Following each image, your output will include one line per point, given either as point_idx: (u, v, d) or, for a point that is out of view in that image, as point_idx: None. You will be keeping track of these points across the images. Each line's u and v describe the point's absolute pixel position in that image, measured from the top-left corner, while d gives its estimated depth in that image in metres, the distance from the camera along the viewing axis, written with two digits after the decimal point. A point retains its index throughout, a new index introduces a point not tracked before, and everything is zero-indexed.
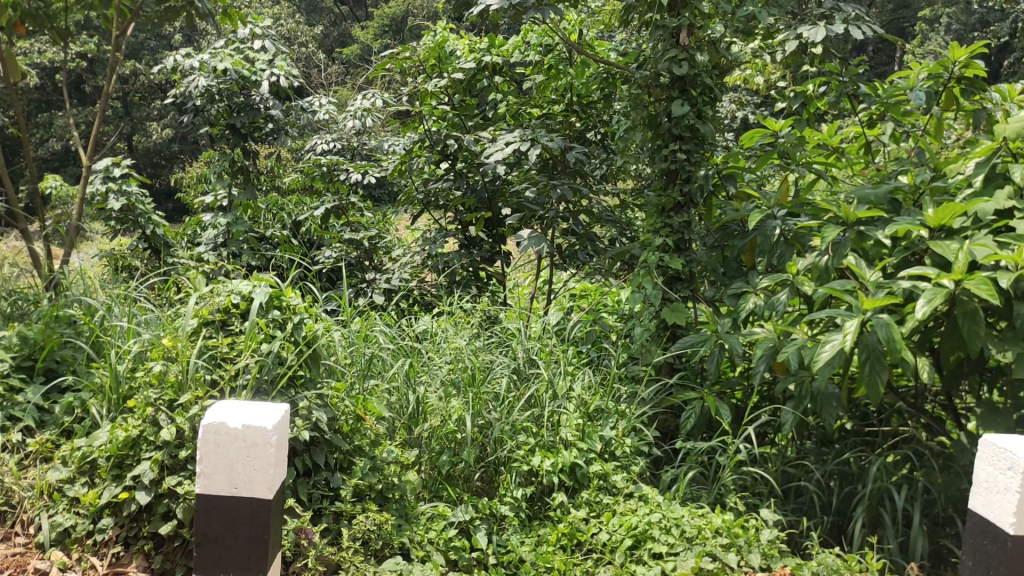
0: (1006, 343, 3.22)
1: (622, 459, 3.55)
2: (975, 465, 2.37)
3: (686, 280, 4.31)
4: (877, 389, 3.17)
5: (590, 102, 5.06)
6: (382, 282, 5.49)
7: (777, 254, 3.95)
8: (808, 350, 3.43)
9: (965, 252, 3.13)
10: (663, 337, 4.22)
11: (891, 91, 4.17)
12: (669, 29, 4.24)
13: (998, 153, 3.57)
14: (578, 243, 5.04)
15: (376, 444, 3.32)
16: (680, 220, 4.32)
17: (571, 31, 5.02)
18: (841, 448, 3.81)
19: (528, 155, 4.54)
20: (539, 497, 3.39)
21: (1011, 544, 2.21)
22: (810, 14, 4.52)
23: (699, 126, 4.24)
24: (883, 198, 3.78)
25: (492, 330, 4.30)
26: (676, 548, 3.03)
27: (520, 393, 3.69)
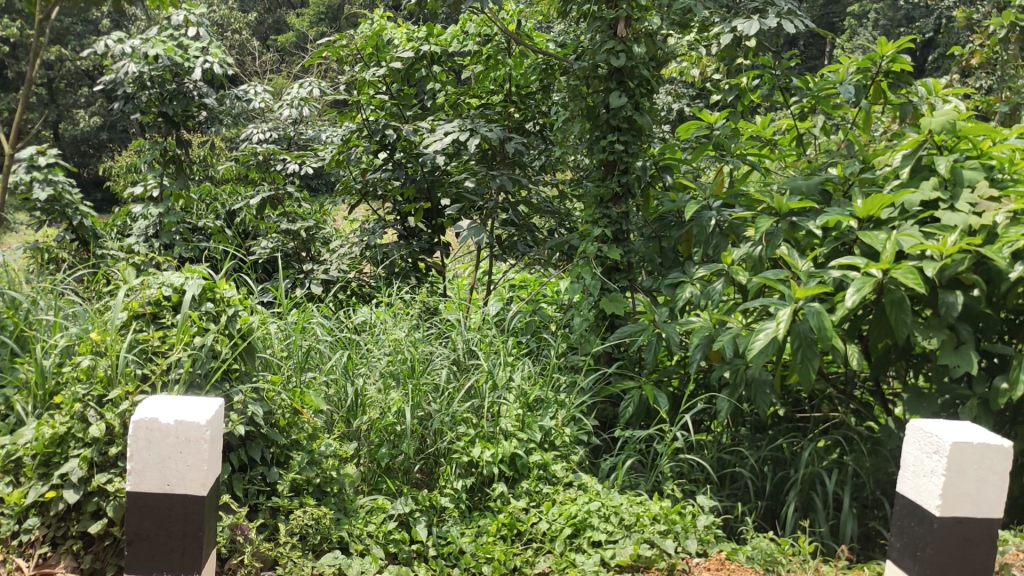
0: (931, 330, 3.32)
1: (562, 449, 3.60)
2: (903, 450, 2.44)
3: (624, 270, 4.37)
4: (809, 375, 3.27)
5: (529, 92, 5.08)
6: (319, 273, 5.42)
7: (712, 244, 4.03)
8: (742, 339, 3.50)
9: (892, 242, 3.22)
10: (602, 327, 4.26)
11: (821, 84, 4.26)
12: (607, 21, 4.27)
13: (924, 146, 3.70)
14: (517, 234, 5.04)
15: (313, 437, 3.25)
16: (619, 210, 4.35)
17: (510, 21, 5.00)
18: (774, 435, 3.89)
19: (469, 145, 4.51)
20: (479, 488, 3.39)
21: (937, 526, 2.28)
22: (744, 8, 4.59)
23: (636, 118, 4.28)
24: (815, 189, 3.90)
25: (432, 321, 4.27)
26: (615, 536, 3.09)
27: (461, 384, 3.68)
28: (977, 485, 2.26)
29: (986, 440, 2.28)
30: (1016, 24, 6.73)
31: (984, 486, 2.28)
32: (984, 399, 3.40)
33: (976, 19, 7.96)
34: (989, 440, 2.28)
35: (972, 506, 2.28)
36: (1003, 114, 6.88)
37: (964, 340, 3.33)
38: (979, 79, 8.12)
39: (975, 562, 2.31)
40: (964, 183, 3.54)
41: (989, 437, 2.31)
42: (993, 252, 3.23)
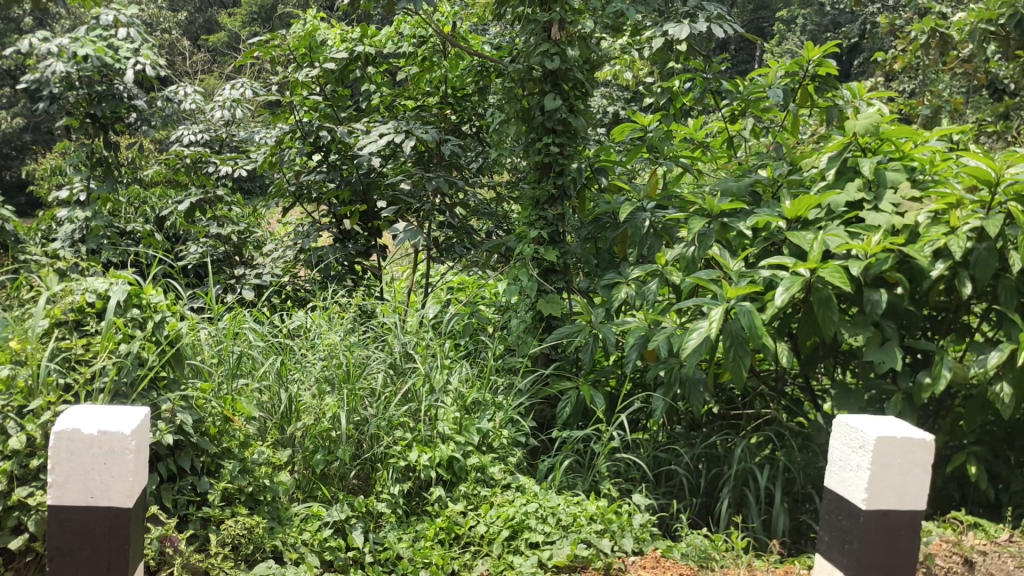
0: (857, 327, 3.41)
1: (500, 451, 3.61)
2: (831, 445, 2.50)
3: (561, 272, 4.41)
4: (740, 373, 3.33)
5: (465, 95, 5.07)
6: (251, 277, 5.31)
7: (646, 244, 4.09)
8: (676, 338, 3.55)
9: (819, 243, 3.31)
10: (539, 329, 4.28)
11: (750, 88, 4.37)
12: (541, 24, 4.28)
13: (849, 148, 3.82)
14: (455, 236, 5.01)
15: (245, 446, 3.17)
16: (554, 212, 4.38)
17: (445, 22, 4.98)
18: (708, 432, 3.95)
19: (403, 147, 4.50)
20: (416, 493, 3.36)
21: (863, 519, 2.34)
22: (675, 12, 4.66)
23: (571, 120, 4.31)
24: (744, 190, 3.99)
25: (368, 325, 4.22)
26: (553, 537, 3.10)
27: (397, 387, 3.64)
28: (901, 479, 2.33)
29: (909, 434, 2.35)
30: (936, 30, 6.96)
31: (908, 480, 2.34)
32: (908, 394, 3.52)
33: (898, 25, 8.23)
34: (911, 434, 2.34)
35: (897, 500, 2.34)
36: (924, 116, 7.12)
37: (888, 337, 3.44)
38: (901, 83, 8.39)
39: (901, 554, 2.37)
40: (887, 184, 3.66)
41: (912, 431, 2.37)
42: (915, 251, 3.35)
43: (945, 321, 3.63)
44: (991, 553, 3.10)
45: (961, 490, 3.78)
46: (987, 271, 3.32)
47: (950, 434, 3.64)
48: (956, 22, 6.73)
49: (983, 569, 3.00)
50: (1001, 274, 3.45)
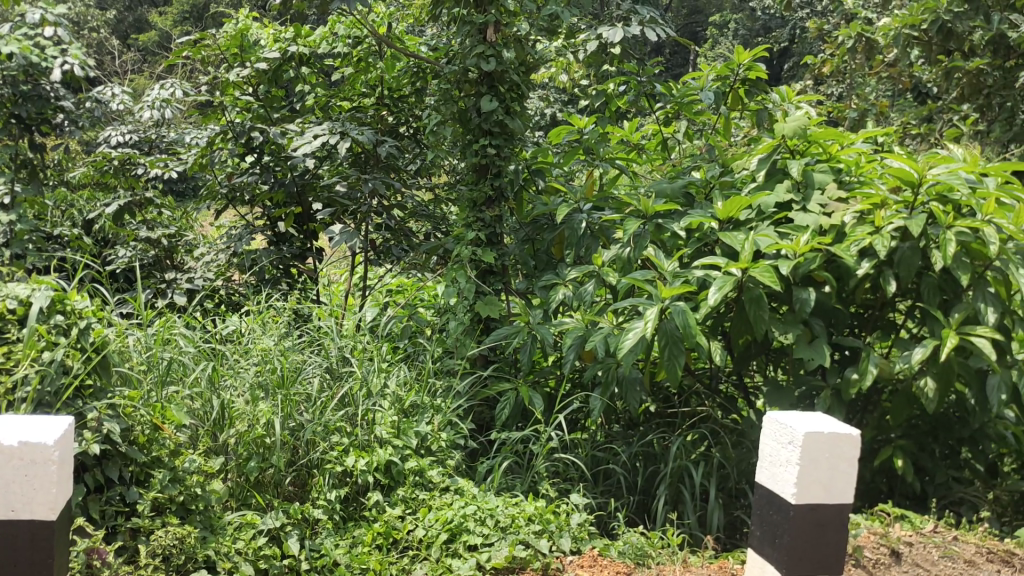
0: (787, 326, 3.51)
1: (438, 454, 3.61)
2: (761, 441, 2.56)
3: (499, 273, 4.39)
4: (675, 372, 3.38)
5: (401, 96, 5.03)
6: (183, 282, 5.21)
7: (584, 245, 4.14)
8: (613, 338, 3.60)
9: (751, 243, 3.38)
10: (477, 331, 4.28)
11: (683, 91, 4.45)
12: (477, 26, 4.29)
13: (778, 150, 3.91)
14: (393, 238, 4.98)
15: (175, 454, 3.10)
16: (491, 213, 4.38)
17: (380, 23, 4.94)
18: (645, 431, 4.00)
19: (339, 149, 4.45)
20: (354, 498, 3.33)
21: (793, 514, 2.40)
22: (609, 17, 4.74)
23: (508, 122, 4.31)
24: (678, 192, 4.06)
25: (303, 329, 4.16)
26: (491, 539, 3.10)
27: (334, 392, 3.60)
28: (829, 473, 2.38)
29: (836, 429, 2.40)
30: (862, 35, 7.16)
31: (836, 474, 2.39)
32: (837, 390, 3.61)
33: (825, 30, 8.45)
34: (838, 429, 2.39)
35: (825, 494, 2.40)
36: (850, 118, 7.33)
37: (817, 335, 3.53)
38: (829, 87, 8.65)
39: (830, 547, 2.43)
40: (815, 185, 3.77)
41: (839, 427, 2.42)
42: (841, 251, 3.46)
43: (871, 318, 3.74)
44: (917, 543, 3.20)
45: (888, 483, 3.91)
46: (910, 270, 3.43)
47: (877, 428, 3.75)
48: (880, 27, 6.95)
49: (908, 559, 3.10)
50: (924, 272, 3.56)
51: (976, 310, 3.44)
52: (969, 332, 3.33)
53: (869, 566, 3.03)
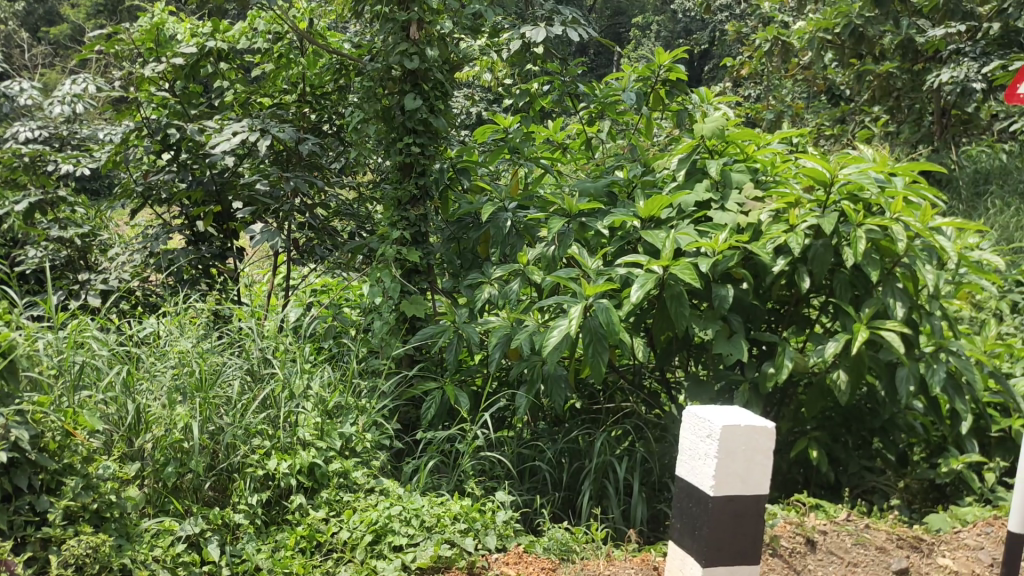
0: (707, 322, 3.59)
1: (363, 455, 3.58)
2: (681, 435, 2.61)
3: (424, 272, 4.38)
4: (599, 368, 3.43)
5: (324, 93, 4.99)
6: (97, 283, 5.04)
7: (509, 244, 4.16)
8: (538, 336, 3.64)
9: (672, 241, 3.45)
10: (403, 330, 4.25)
11: (606, 91, 4.54)
12: (399, 23, 4.24)
13: (697, 150, 4.00)
14: (316, 237, 4.91)
15: (88, 461, 2.95)
16: (416, 212, 4.35)
17: (301, 19, 4.84)
18: (570, 427, 4.04)
19: (259, 148, 4.38)
20: (276, 501, 3.28)
21: (712, 505, 2.45)
22: (533, 16, 4.78)
23: (431, 120, 4.29)
24: (601, 191, 4.12)
25: (224, 330, 4.07)
26: (416, 539, 3.08)
27: (255, 394, 3.53)
28: (745, 465, 2.44)
29: (751, 422, 2.46)
30: (778, 39, 7.38)
31: (752, 466, 2.46)
32: (754, 383, 3.72)
33: (743, 33, 8.68)
34: (754, 422, 2.46)
35: (742, 486, 2.46)
36: (767, 119, 7.53)
37: (735, 330, 3.63)
38: (746, 89, 8.89)
39: (746, 537, 2.50)
40: (733, 184, 3.87)
41: (755, 419, 2.49)
42: (758, 248, 3.55)
43: (786, 314, 3.85)
44: (830, 531, 3.29)
45: (805, 474, 4.03)
46: (824, 266, 3.54)
47: (794, 420, 3.87)
48: (795, 31, 7.16)
49: (823, 547, 3.19)
50: (836, 269, 3.69)
51: (886, 304, 3.57)
52: (879, 327, 3.46)
53: (786, 555, 3.11)
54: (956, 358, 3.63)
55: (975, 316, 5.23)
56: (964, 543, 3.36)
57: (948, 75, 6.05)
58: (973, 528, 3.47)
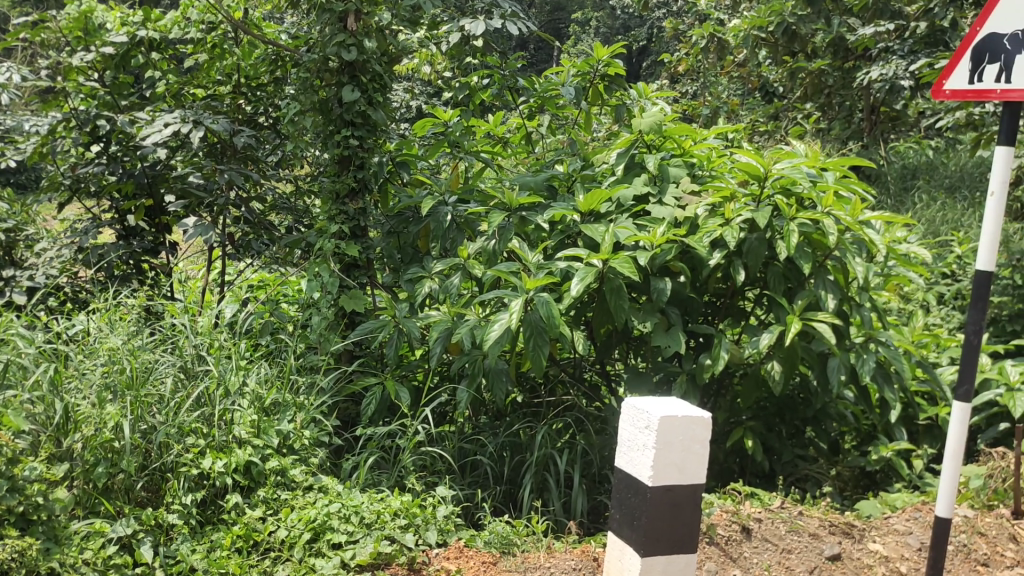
0: (646, 315, 3.63)
1: (301, 452, 3.52)
2: (620, 426, 2.62)
3: (363, 266, 4.33)
4: (540, 362, 3.44)
5: (260, 84, 4.91)
6: (22, 279, 4.67)
7: (449, 238, 4.19)
8: (479, 330, 3.63)
9: (611, 235, 3.47)
10: (341, 325, 4.20)
11: (545, 85, 4.53)
12: (337, 14, 4.17)
13: (635, 145, 4.03)
14: (252, 232, 4.84)
15: (14, 462, 2.82)
16: (355, 206, 4.28)
17: (235, 9, 4.75)
18: (511, 421, 4.05)
19: (192, 139, 4.27)
20: (211, 500, 3.21)
21: (650, 495, 2.47)
22: (471, 10, 4.75)
23: (370, 112, 4.22)
24: (541, 185, 4.13)
25: (156, 326, 3.95)
26: (355, 536, 3.06)
27: (188, 392, 3.44)
28: (682, 455, 2.47)
29: (689, 412, 2.48)
30: (714, 36, 7.49)
31: (688, 455, 2.49)
32: (691, 375, 3.78)
33: (680, 30, 8.79)
34: (691, 412, 2.48)
35: (680, 475, 2.49)
36: (703, 115, 7.64)
37: (673, 323, 3.67)
38: (683, 85, 9.01)
39: (684, 526, 2.53)
40: (670, 179, 3.94)
41: (692, 409, 2.51)
42: (694, 242, 3.60)
43: (723, 306, 3.93)
44: (766, 519, 3.36)
45: (741, 464, 4.11)
46: (758, 259, 3.60)
47: (730, 411, 3.95)
48: (731, 28, 7.28)
49: (758, 535, 3.25)
50: (770, 262, 3.76)
51: (818, 297, 3.64)
52: (811, 318, 3.53)
53: (723, 543, 3.16)
54: (885, 348, 3.74)
55: (903, 307, 5.39)
56: (894, 528, 3.46)
57: (878, 73, 6.16)
58: (902, 514, 3.57)
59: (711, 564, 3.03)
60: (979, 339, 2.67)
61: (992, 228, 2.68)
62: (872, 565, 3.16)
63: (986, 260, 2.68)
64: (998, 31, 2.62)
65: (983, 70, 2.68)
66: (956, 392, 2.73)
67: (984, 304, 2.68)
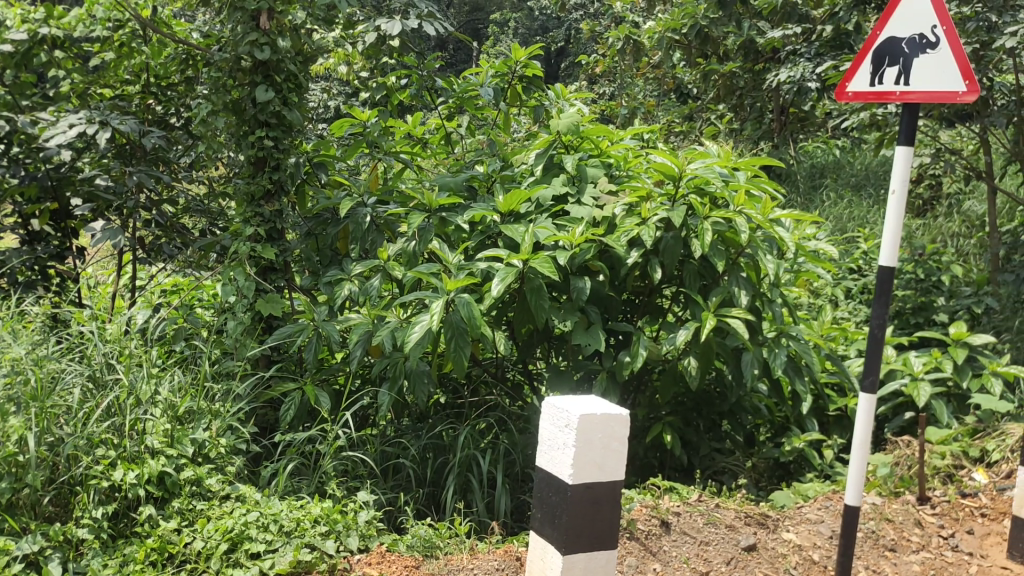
0: (566, 314, 3.66)
1: (217, 461, 3.43)
2: (540, 426, 2.64)
3: (280, 270, 4.25)
4: (462, 362, 3.43)
5: (170, 84, 4.79)
6: None
7: (369, 239, 4.14)
8: (400, 332, 3.61)
9: (530, 235, 3.49)
10: (258, 330, 4.11)
11: (463, 86, 4.54)
12: (248, 12, 4.07)
13: (554, 146, 4.08)
14: (163, 235, 4.68)
15: None
16: (271, 208, 4.19)
17: (143, 7, 4.61)
18: (434, 423, 4.04)
19: (98, 140, 4.14)
20: (123, 513, 3.11)
21: (571, 493, 2.49)
22: (387, 9, 4.70)
23: (285, 113, 4.14)
24: (461, 185, 4.13)
25: (61, 334, 3.81)
26: (274, 545, 2.99)
27: (97, 403, 3.31)
28: (602, 452, 2.50)
29: (608, 410, 2.51)
30: (630, 37, 7.63)
31: (608, 453, 2.52)
32: (612, 372, 3.84)
33: (597, 32, 8.89)
34: (610, 410, 2.51)
35: (599, 473, 2.52)
36: (621, 115, 7.74)
37: (593, 321, 3.72)
38: (601, 86, 9.15)
39: (604, 523, 2.56)
40: (588, 179, 3.98)
41: (611, 407, 2.54)
42: (612, 241, 3.65)
43: (641, 304, 3.99)
44: (683, 512, 3.42)
45: (660, 458, 4.18)
46: (674, 257, 3.66)
47: (649, 406, 4.04)
48: (646, 30, 7.42)
49: (677, 528, 3.31)
50: (685, 260, 3.83)
51: (731, 293, 3.73)
52: (725, 315, 3.62)
53: (643, 538, 3.21)
54: (796, 342, 3.86)
55: (814, 302, 5.57)
56: (806, 517, 3.57)
57: (786, 74, 6.33)
58: (814, 503, 3.69)
59: (632, 559, 3.07)
60: (883, 332, 2.77)
61: (893, 225, 2.78)
62: (786, 554, 3.25)
63: (889, 256, 2.78)
64: (897, 36, 2.73)
65: (884, 73, 2.79)
66: (862, 384, 2.83)
67: (887, 299, 2.77)
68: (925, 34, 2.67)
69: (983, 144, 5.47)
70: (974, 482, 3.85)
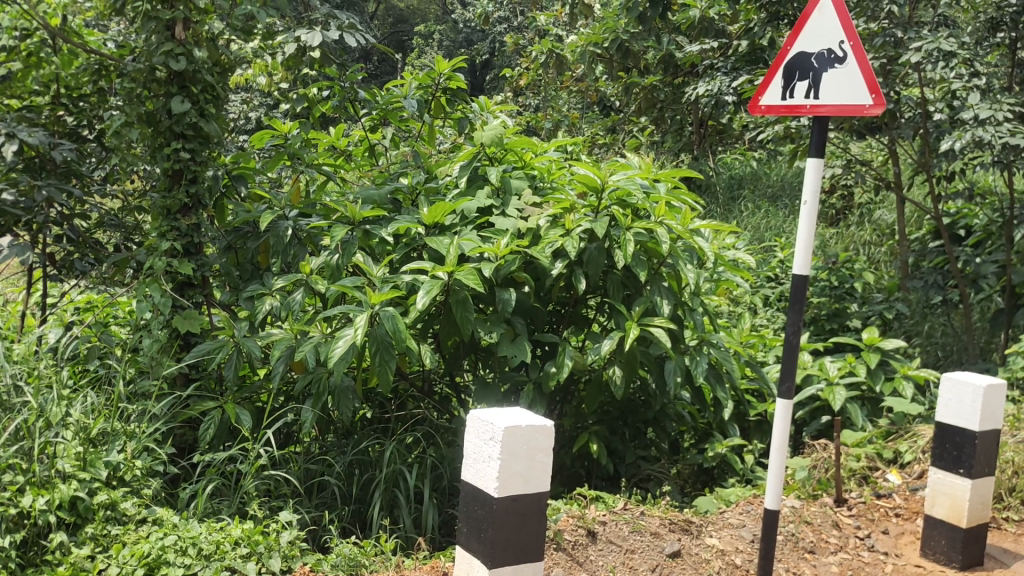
0: (492, 325, 3.66)
1: (133, 483, 3.30)
2: (464, 439, 2.62)
3: (198, 285, 4.14)
4: (387, 377, 3.39)
5: (81, 95, 4.59)
6: None
7: (291, 252, 4.07)
8: (323, 347, 3.56)
9: (455, 247, 3.49)
10: (175, 347, 3.99)
11: (387, 98, 4.50)
12: (164, 21, 3.99)
13: (478, 158, 4.09)
14: (75, 251, 4.51)
15: None
16: (188, 222, 4.08)
17: (53, 15, 4.42)
18: (359, 438, 3.98)
19: (5, 152, 3.98)
20: (33, 541, 2.97)
21: (497, 507, 2.48)
22: (308, 20, 4.64)
23: (202, 124, 4.04)
24: (385, 198, 4.10)
25: None
26: (193, 569, 2.89)
27: (4, 426, 3.18)
28: (527, 464, 2.50)
29: (533, 422, 2.51)
30: (552, 51, 7.75)
31: (533, 464, 2.52)
32: (537, 383, 3.85)
33: (521, 45, 8.98)
34: (535, 422, 2.51)
35: (524, 485, 2.51)
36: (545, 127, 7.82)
37: (519, 332, 3.73)
38: (527, 99, 9.23)
39: (530, 535, 2.55)
40: (513, 191, 4.00)
41: (535, 419, 2.54)
42: (537, 252, 3.67)
43: (566, 315, 4.02)
44: (610, 521, 3.44)
45: (587, 469, 4.20)
46: (598, 268, 3.70)
47: (575, 416, 4.06)
48: (568, 44, 7.53)
49: (604, 537, 3.32)
50: (609, 271, 3.88)
51: (654, 302, 3.79)
52: (648, 324, 3.67)
53: (570, 548, 3.21)
54: (716, 349, 3.93)
55: (734, 310, 5.69)
56: (728, 522, 3.64)
57: (704, 88, 6.47)
58: (736, 508, 3.77)
59: (560, 570, 3.07)
60: (799, 338, 2.85)
61: (806, 235, 2.86)
62: (710, 559, 3.30)
63: (802, 264, 2.86)
64: (807, 50, 2.82)
65: (794, 86, 2.87)
66: (779, 390, 2.89)
67: (801, 307, 2.84)
68: (833, 49, 2.76)
69: (891, 155, 5.68)
70: (887, 483, 3.99)
